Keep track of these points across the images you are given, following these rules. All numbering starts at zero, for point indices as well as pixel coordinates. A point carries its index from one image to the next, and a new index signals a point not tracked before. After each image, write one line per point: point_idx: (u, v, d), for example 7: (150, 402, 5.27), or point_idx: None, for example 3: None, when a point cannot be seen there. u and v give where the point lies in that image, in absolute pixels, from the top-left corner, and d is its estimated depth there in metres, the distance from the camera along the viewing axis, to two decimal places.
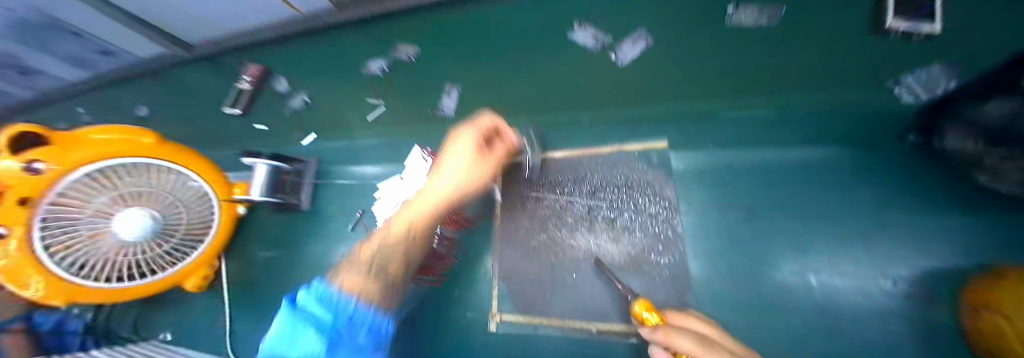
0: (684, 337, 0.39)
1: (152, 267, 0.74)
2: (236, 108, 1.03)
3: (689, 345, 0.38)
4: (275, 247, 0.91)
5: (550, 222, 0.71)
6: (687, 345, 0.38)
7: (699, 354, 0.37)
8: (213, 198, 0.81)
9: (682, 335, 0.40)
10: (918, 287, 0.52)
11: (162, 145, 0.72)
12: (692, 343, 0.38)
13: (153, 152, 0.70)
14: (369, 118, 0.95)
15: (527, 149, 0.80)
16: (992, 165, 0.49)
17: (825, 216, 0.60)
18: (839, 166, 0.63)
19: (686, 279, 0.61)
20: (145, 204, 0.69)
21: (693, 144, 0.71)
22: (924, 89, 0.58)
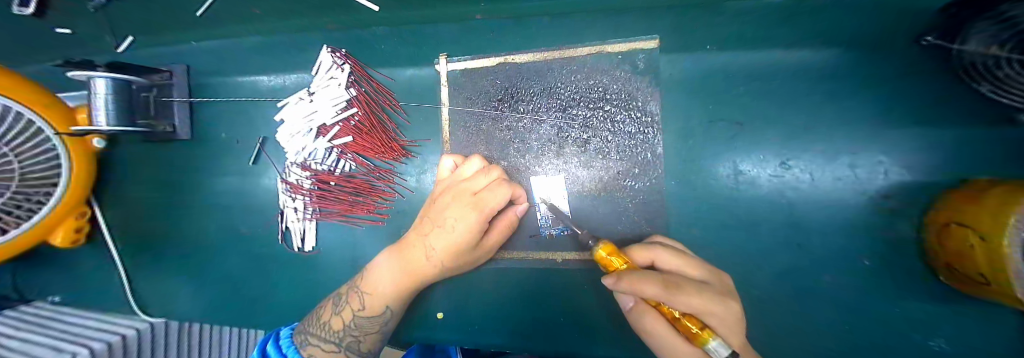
0: (650, 284, 0.32)
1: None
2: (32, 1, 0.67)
3: (658, 292, 0.31)
4: (163, 189, 0.71)
5: (511, 146, 0.58)
6: (654, 293, 0.31)
7: (670, 299, 0.31)
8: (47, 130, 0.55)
9: (648, 280, 0.32)
10: (888, 202, 0.50)
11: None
12: (659, 289, 0.31)
13: None
14: (196, 13, 0.61)
15: (480, 51, 0.60)
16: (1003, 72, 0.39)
17: (819, 131, 0.53)
18: (850, 69, 0.53)
19: (661, 204, 0.55)
20: None
21: (690, 42, 0.55)
22: None
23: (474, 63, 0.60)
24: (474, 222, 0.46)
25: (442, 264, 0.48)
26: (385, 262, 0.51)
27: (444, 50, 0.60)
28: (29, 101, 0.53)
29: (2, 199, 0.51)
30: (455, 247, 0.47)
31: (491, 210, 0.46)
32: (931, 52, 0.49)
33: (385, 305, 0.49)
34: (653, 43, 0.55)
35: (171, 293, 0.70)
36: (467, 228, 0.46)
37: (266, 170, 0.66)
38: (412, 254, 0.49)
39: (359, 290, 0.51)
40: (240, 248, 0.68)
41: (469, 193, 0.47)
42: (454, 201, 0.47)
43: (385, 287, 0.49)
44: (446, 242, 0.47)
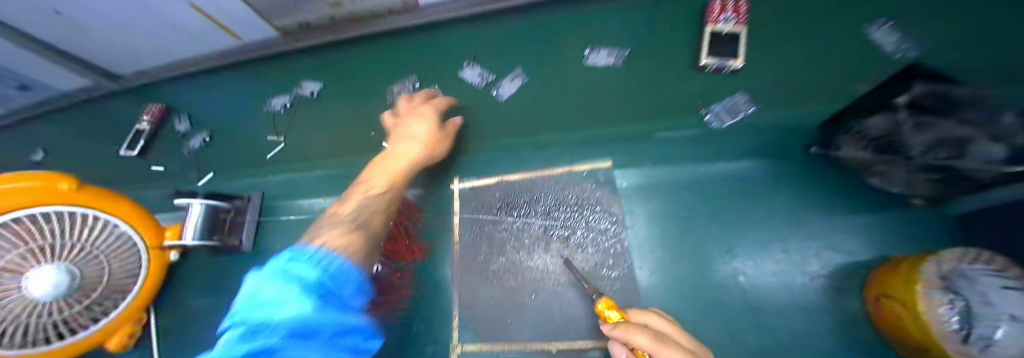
0: (640, 336, 0.39)
1: (60, 330, 0.61)
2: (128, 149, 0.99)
3: (645, 342, 0.39)
4: (216, 294, 0.84)
5: (509, 244, 0.72)
6: (645, 344, 0.39)
7: (655, 349, 0.38)
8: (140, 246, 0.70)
9: (639, 333, 0.40)
10: (827, 280, 0.60)
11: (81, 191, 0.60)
12: (650, 342, 0.39)
13: (68, 200, 0.58)
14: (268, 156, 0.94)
15: (483, 173, 0.80)
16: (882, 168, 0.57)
17: (751, 221, 0.67)
18: (759, 175, 0.71)
19: (637, 290, 0.64)
20: (58, 259, 0.57)
21: (636, 161, 0.75)
22: (732, 108, 0.72)
23: (479, 181, 0.80)
24: (430, 125, 0.74)
25: (422, 149, 0.72)
26: (365, 203, 0.66)
27: (457, 175, 0.80)
28: (140, 223, 0.69)
29: (82, 306, 0.62)
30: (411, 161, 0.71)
31: (429, 128, 0.74)
32: (823, 158, 0.67)
33: (387, 195, 0.69)
34: (608, 163, 0.75)
35: None
36: (425, 130, 0.73)
37: None
38: (392, 165, 0.70)
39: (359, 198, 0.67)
40: None
41: (394, 156, 0.71)
42: (397, 156, 0.71)
43: (385, 181, 0.69)
44: (409, 151, 0.71)
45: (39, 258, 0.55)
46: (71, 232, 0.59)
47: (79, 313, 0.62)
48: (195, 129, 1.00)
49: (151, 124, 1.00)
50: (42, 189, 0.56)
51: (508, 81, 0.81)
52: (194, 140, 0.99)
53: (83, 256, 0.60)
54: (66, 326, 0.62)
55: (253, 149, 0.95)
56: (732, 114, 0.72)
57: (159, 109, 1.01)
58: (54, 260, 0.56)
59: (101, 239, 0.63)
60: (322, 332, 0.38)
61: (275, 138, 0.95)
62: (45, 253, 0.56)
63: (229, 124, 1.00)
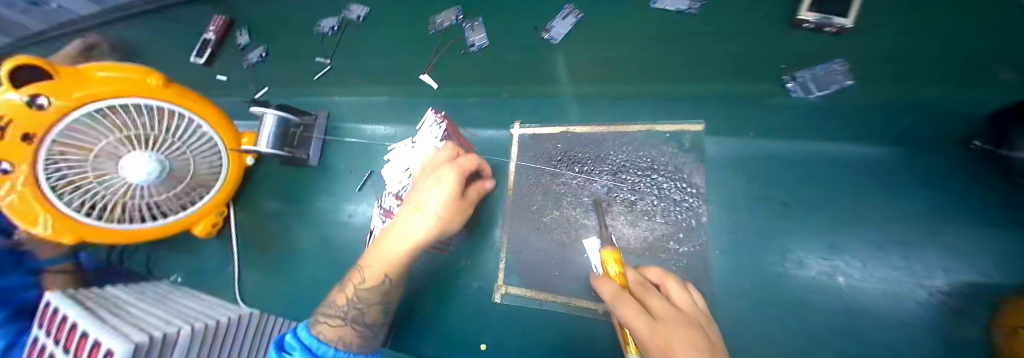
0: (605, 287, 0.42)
1: (158, 210, 0.73)
2: (195, 57, 0.96)
3: (606, 294, 0.42)
4: (282, 201, 0.90)
5: (566, 199, 0.68)
6: (608, 291, 0.42)
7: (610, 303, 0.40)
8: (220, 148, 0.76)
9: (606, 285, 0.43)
10: (973, 303, 0.47)
11: (166, 89, 0.66)
12: (610, 291, 0.42)
13: (156, 95, 0.65)
14: (314, 77, 0.89)
15: (548, 121, 0.74)
16: None
17: (865, 219, 0.55)
18: (898, 166, 0.56)
19: (704, 269, 0.58)
20: (149, 149, 0.65)
21: (732, 129, 0.64)
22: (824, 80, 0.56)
23: (542, 130, 0.74)
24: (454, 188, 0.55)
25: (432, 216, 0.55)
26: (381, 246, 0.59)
27: (519, 119, 0.76)
28: (216, 124, 0.74)
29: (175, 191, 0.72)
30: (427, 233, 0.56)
31: (466, 170, 0.58)
32: (983, 158, 0.50)
33: (383, 276, 0.58)
34: (698, 127, 0.65)
35: (266, 286, 0.85)
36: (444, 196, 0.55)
37: (365, 196, 0.82)
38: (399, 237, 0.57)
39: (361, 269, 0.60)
40: (327, 257, 0.82)
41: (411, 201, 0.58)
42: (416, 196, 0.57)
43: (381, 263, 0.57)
44: (422, 225, 0.55)
45: (133, 145, 0.63)
46: (160, 125, 0.66)
47: (169, 198, 0.72)
48: (251, 41, 0.95)
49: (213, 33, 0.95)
50: (135, 82, 0.63)
51: (560, 19, 0.69)
52: (251, 54, 0.94)
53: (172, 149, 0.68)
54: (158, 209, 0.72)
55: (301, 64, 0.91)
56: (821, 87, 0.56)
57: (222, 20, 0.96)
58: (145, 148, 0.64)
59: (187, 135, 0.70)
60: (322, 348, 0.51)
61: (321, 59, 0.87)
62: (136, 141, 0.64)
63: (273, 32, 0.93)
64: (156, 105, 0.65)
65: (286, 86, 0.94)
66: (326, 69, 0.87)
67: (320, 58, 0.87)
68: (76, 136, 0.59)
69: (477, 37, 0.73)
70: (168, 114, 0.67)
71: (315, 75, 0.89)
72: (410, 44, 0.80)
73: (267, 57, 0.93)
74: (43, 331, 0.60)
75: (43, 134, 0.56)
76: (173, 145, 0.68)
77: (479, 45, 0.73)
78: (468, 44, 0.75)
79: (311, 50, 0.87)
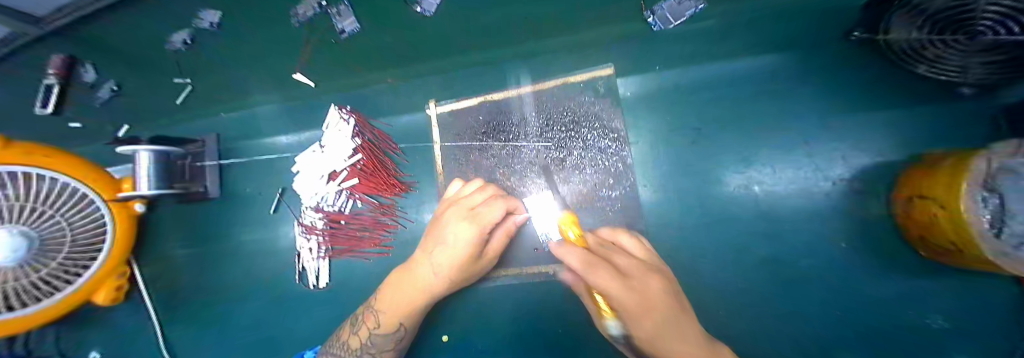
0: (573, 258, 0.34)
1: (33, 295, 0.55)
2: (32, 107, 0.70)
3: (576, 265, 0.34)
4: (195, 244, 0.79)
5: (498, 171, 0.65)
6: (574, 264, 0.34)
7: (585, 276, 0.34)
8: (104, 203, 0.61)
9: (574, 256, 0.35)
10: (850, 182, 0.54)
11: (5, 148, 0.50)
12: (579, 263, 0.34)
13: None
14: (178, 101, 0.75)
15: (464, 93, 0.69)
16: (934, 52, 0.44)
17: (769, 126, 0.58)
18: (794, 71, 0.59)
19: (638, 208, 0.59)
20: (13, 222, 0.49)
21: (644, 64, 0.62)
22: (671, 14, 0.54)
23: (459, 104, 0.69)
24: (473, 236, 0.49)
25: (446, 275, 0.50)
26: (393, 283, 0.53)
27: (433, 96, 0.69)
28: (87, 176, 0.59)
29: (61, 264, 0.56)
30: (459, 261, 0.50)
31: (488, 225, 0.49)
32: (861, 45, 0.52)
33: (399, 323, 0.51)
34: (609, 71, 0.63)
35: (196, 341, 0.75)
36: (467, 242, 0.49)
37: (284, 217, 0.74)
38: (418, 272, 0.51)
39: (373, 310, 0.53)
40: (262, 292, 0.74)
41: (441, 242, 0.51)
42: (433, 243, 0.52)
43: (395, 304, 0.52)
44: (437, 271, 0.50)
45: None
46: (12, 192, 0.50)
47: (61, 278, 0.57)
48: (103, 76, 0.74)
49: (57, 77, 0.69)
50: None
51: None
52: (102, 90, 0.74)
53: (42, 218, 0.53)
54: (38, 291, 0.55)
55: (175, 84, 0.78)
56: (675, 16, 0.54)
57: (64, 58, 0.70)
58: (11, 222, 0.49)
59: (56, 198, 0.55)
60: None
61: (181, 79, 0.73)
62: None
63: None
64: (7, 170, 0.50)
65: (153, 111, 0.78)
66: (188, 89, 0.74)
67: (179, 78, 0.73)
68: None
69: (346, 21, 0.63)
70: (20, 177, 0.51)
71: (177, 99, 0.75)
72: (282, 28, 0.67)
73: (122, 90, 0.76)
74: None
75: None
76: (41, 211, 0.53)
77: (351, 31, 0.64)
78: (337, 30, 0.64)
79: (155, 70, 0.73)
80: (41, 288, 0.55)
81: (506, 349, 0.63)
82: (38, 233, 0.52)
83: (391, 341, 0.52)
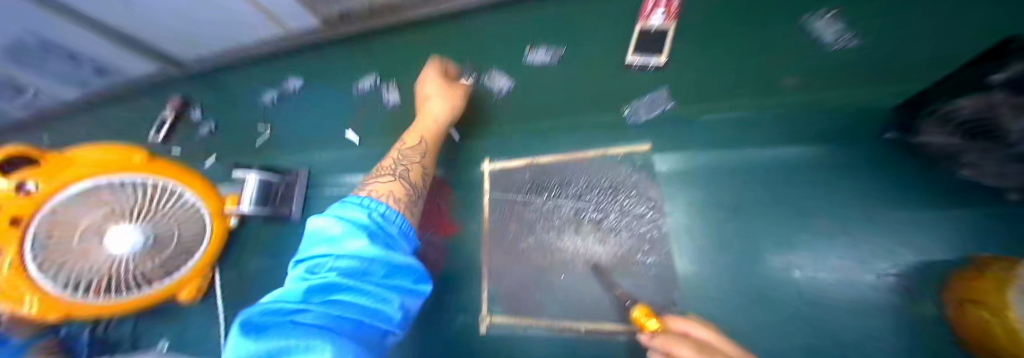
0: (683, 346, 0.36)
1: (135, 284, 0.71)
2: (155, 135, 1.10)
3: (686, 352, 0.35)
4: (269, 260, 0.90)
5: (538, 226, 0.72)
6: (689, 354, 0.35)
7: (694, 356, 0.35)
8: (204, 212, 0.80)
9: (681, 343, 0.36)
10: (911, 281, 0.52)
11: (155, 162, 0.72)
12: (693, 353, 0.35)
13: (141, 168, 0.69)
14: (257, 143, 1.05)
15: (515, 154, 0.81)
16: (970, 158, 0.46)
17: (808, 212, 0.61)
18: (829, 162, 0.62)
19: (675, 277, 0.61)
20: (137, 220, 0.68)
21: (677, 146, 0.71)
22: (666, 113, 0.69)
23: (510, 163, 0.80)
24: (441, 82, 0.74)
25: (442, 92, 0.73)
26: (403, 141, 0.68)
27: (488, 156, 0.82)
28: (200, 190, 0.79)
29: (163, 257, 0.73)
30: (448, 91, 0.74)
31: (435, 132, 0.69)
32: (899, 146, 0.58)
33: (421, 137, 0.67)
34: (647, 146, 0.72)
35: None
36: (442, 88, 0.74)
37: None
38: (424, 122, 0.70)
39: (387, 163, 0.63)
40: None
41: (426, 102, 0.73)
42: (426, 100, 0.73)
43: (411, 145, 0.66)
44: (437, 106, 0.71)
45: (120, 218, 0.66)
46: (144, 195, 0.69)
47: (152, 268, 0.72)
48: (206, 118, 1.12)
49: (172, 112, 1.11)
50: (119, 159, 0.68)
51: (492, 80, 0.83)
52: (206, 128, 1.11)
53: (160, 219, 0.71)
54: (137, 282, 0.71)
55: (303, 126, 1.01)
56: (649, 110, 0.73)
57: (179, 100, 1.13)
58: (132, 220, 0.67)
59: (169, 201, 0.73)
60: (374, 270, 0.39)
61: (263, 126, 1.05)
62: (123, 215, 0.66)
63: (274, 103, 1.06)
64: (152, 179, 0.70)
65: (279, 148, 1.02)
66: (268, 135, 1.04)
67: (262, 125, 1.06)
68: (64, 216, 0.60)
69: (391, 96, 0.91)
70: (153, 185, 0.71)
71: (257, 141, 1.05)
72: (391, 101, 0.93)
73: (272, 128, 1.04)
74: None
75: (31, 216, 0.56)
76: (163, 214, 0.72)
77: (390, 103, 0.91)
78: (384, 102, 0.92)
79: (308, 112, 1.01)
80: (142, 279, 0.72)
81: None
82: (154, 230, 0.70)
83: (418, 156, 0.65)
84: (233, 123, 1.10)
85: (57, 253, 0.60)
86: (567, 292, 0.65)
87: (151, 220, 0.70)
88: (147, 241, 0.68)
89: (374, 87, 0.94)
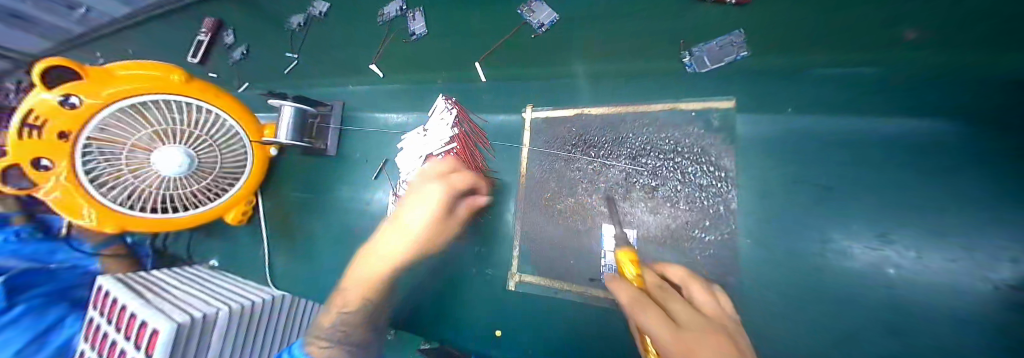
0: (652, 315, 0.37)
1: (188, 202, 0.78)
2: (188, 55, 1.06)
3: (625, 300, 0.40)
4: (306, 191, 0.93)
5: (581, 186, 0.65)
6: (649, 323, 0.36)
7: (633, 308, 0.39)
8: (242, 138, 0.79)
9: (652, 313, 0.37)
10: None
11: (190, 83, 0.70)
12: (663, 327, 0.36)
13: (184, 89, 0.69)
14: (285, 70, 1.01)
15: (561, 103, 0.71)
16: None
17: (927, 201, 0.47)
18: (991, 140, 0.45)
19: (736, 261, 0.53)
20: (180, 143, 0.69)
21: (764, 106, 0.58)
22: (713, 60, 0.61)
23: (555, 113, 0.71)
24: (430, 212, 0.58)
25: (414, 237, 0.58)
26: (365, 263, 0.59)
27: (531, 102, 0.73)
28: (239, 117, 0.77)
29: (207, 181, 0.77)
30: (414, 238, 0.58)
31: (458, 187, 0.60)
32: None
33: (363, 300, 0.57)
34: (728, 104, 0.59)
35: (292, 270, 0.90)
36: (424, 218, 0.58)
37: (380, 185, 0.84)
38: (388, 240, 0.59)
39: (344, 288, 0.60)
40: (347, 244, 0.85)
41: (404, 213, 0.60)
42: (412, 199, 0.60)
43: (360, 281, 0.58)
44: (401, 239, 0.58)
45: (163, 139, 0.67)
46: (188, 120, 0.70)
47: (200, 189, 0.77)
48: (237, 42, 1.07)
49: (207, 35, 1.07)
50: (160, 78, 0.67)
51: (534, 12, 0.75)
52: (235, 52, 1.06)
53: (203, 144, 0.72)
54: (189, 200, 0.78)
55: (332, 57, 0.96)
56: (714, 61, 0.61)
57: (213, 21, 1.08)
58: (177, 142, 0.68)
59: (209, 126, 0.73)
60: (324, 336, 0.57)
61: (292, 54, 1.00)
62: (166, 136, 0.68)
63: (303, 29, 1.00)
64: (193, 101, 0.70)
65: (308, 80, 0.99)
66: (294, 64, 1.00)
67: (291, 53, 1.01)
68: (110, 133, 0.64)
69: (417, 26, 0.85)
70: (193, 107, 0.70)
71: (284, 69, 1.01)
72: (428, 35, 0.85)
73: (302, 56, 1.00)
74: (96, 312, 0.71)
75: (77, 132, 0.62)
76: (205, 139, 0.73)
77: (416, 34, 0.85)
78: (409, 33, 0.86)
79: (342, 42, 0.95)
80: (192, 198, 0.78)
81: None
82: (198, 155, 0.72)
83: (358, 317, 0.57)
84: (262, 49, 1.06)
85: (109, 168, 0.67)
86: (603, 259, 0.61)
87: (196, 145, 0.71)
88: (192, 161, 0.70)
89: (399, 16, 0.89)
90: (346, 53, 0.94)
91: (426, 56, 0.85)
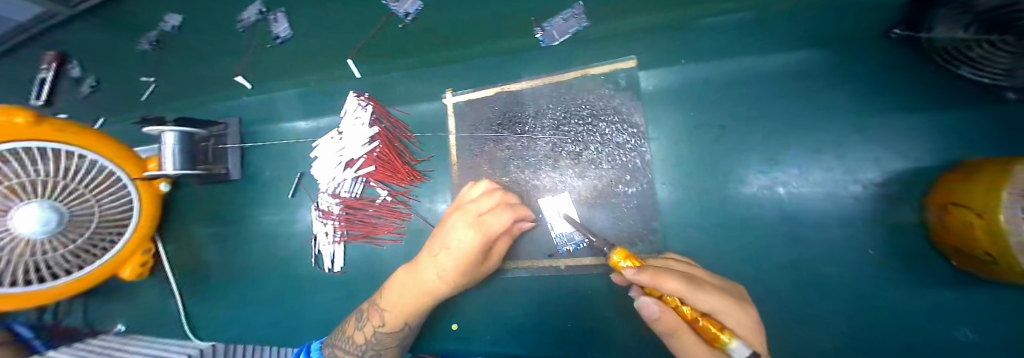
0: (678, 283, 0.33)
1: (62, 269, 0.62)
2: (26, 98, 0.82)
3: (680, 285, 0.32)
4: (216, 225, 0.81)
5: (512, 164, 0.65)
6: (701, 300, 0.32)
7: (690, 296, 0.32)
8: (123, 177, 0.65)
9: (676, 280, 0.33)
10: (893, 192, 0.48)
11: (40, 123, 0.55)
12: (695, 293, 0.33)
13: (36, 134, 0.54)
14: (142, 98, 0.85)
15: (480, 84, 0.69)
16: (980, 53, 0.40)
17: (795, 125, 0.54)
18: (831, 64, 0.54)
19: (655, 206, 0.58)
20: (41, 196, 0.55)
21: (664, 59, 0.61)
22: (557, 34, 0.63)
23: (476, 94, 0.69)
24: (477, 245, 0.49)
25: (450, 275, 0.50)
26: (399, 281, 0.55)
27: (450, 87, 0.70)
28: (111, 154, 0.63)
29: (87, 237, 0.62)
30: (463, 267, 0.50)
31: (493, 233, 0.50)
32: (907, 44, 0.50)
33: (402, 322, 0.53)
34: (631, 62, 0.61)
35: (216, 316, 0.78)
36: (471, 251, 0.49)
37: (302, 201, 0.76)
38: (423, 274, 0.51)
39: (377, 306, 0.56)
40: (279, 272, 0.76)
41: (450, 244, 0.50)
42: (458, 228, 0.51)
43: (396, 303, 0.53)
44: (439, 274, 0.50)
45: (17, 196, 0.53)
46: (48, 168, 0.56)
47: (77, 249, 0.62)
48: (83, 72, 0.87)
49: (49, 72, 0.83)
50: None
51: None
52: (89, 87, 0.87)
53: (71, 194, 0.58)
54: (62, 266, 0.61)
55: (207, 65, 0.81)
56: (561, 34, 0.63)
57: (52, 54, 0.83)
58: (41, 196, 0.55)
59: (79, 171, 0.59)
60: None
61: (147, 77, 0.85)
62: (20, 191, 0.53)
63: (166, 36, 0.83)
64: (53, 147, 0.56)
65: (192, 97, 0.84)
66: (151, 88, 0.85)
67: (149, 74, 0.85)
68: None
69: (283, 28, 0.74)
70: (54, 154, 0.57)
71: (141, 95, 0.86)
72: (314, 25, 0.74)
73: (173, 68, 0.84)
74: None
75: None
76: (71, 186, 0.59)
77: (285, 37, 0.74)
78: (274, 37, 0.75)
79: (213, 44, 0.80)
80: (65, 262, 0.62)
81: (513, 340, 0.64)
82: (68, 208, 0.58)
83: (393, 337, 0.54)
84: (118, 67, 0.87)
85: None
86: (541, 231, 0.62)
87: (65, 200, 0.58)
88: (62, 216, 0.57)
89: (262, 20, 0.77)
90: (224, 57, 0.80)
91: (317, 49, 0.74)
